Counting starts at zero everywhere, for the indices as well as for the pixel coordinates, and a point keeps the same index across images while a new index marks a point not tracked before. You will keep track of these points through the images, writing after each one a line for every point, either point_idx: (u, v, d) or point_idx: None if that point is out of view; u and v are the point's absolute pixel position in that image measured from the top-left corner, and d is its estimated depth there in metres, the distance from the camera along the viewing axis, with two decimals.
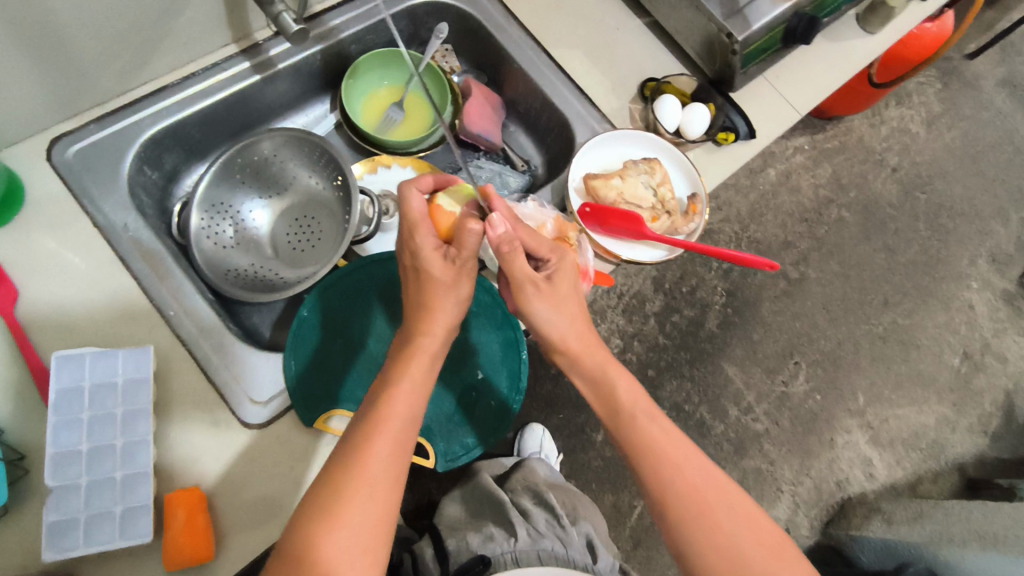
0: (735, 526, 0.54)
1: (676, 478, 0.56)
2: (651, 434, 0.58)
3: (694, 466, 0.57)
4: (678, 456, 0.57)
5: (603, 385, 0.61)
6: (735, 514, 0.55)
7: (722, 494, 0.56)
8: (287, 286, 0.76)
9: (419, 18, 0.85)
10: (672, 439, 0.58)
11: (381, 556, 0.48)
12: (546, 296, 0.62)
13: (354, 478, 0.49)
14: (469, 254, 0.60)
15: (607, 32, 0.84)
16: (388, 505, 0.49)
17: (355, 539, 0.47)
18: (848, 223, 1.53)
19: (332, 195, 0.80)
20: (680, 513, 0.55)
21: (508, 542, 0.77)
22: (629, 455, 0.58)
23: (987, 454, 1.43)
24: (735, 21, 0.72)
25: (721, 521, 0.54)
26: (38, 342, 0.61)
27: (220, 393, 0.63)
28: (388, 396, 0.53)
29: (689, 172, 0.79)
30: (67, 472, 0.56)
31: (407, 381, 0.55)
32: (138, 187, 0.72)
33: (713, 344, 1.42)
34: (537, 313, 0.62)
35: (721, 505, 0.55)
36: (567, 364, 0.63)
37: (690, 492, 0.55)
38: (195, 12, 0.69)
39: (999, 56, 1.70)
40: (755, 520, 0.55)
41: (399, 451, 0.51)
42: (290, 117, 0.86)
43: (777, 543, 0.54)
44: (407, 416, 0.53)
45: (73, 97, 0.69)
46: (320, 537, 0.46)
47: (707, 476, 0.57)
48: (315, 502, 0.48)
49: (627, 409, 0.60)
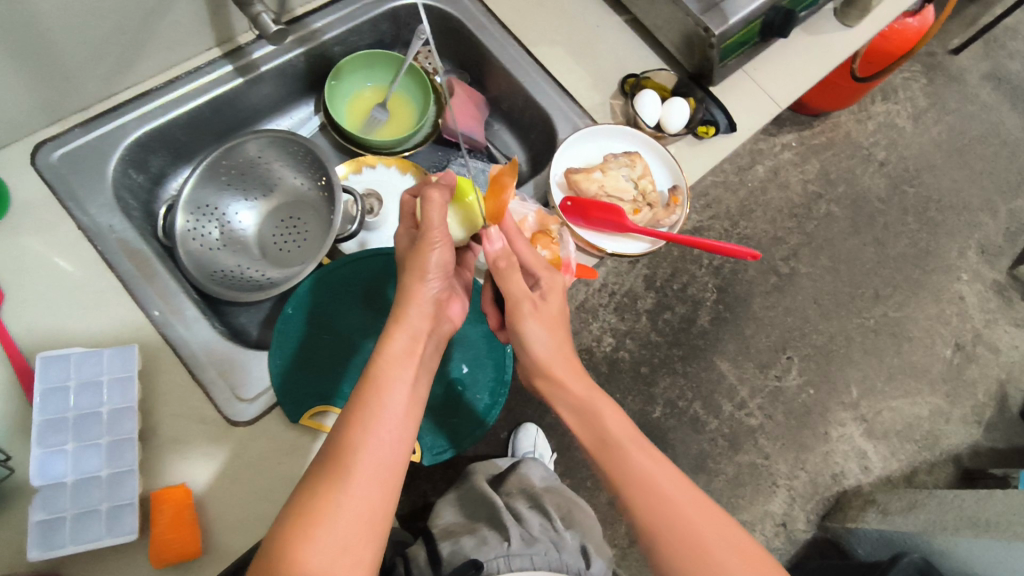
0: (729, 558, 0.53)
1: (667, 515, 0.54)
2: (641, 471, 0.56)
3: (687, 501, 0.55)
4: (672, 495, 0.55)
5: (590, 420, 0.60)
6: (731, 552, 0.53)
7: (716, 527, 0.54)
8: (273, 285, 0.77)
9: (402, 20, 0.86)
10: (663, 473, 0.57)
11: (367, 555, 0.47)
12: (539, 315, 0.63)
13: (336, 476, 0.48)
14: (434, 226, 0.61)
15: (588, 30, 0.85)
16: (373, 502, 0.49)
17: (337, 538, 0.46)
18: (837, 218, 1.54)
19: (317, 195, 0.81)
20: (671, 551, 0.53)
21: (502, 545, 0.75)
22: (616, 491, 0.57)
23: (981, 445, 1.44)
24: (712, 15, 0.73)
25: (716, 555, 0.53)
26: (24, 344, 0.62)
27: (205, 391, 0.64)
28: (368, 390, 0.53)
29: (670, 164, 0.80)
30: (53, 470, 0.56)
31: (382, 374, 0.54)
32: (123, 190, 0.73)
33: (705, 341, 1.42)
34: (530, 331, 0.62)
35: (715, 539, 0.54)
36: (551, 393, 0.63)
37: (684, 529, 0.54)
38: (179, 16, 0.70)
39: (983, 50, 1.72)
40: (749, 553, 0.54)
41: (382, 446, 0.51)
42: (275, 119, 0.87)
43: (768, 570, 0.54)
44: (383, 409, 0.52)
45: (59, 101, 0.69)
46: (301, 536, 0.46)
47: (701, 511, 0.55)
48: (297, 502, 0.48)
49: (617, 443, 0.58)
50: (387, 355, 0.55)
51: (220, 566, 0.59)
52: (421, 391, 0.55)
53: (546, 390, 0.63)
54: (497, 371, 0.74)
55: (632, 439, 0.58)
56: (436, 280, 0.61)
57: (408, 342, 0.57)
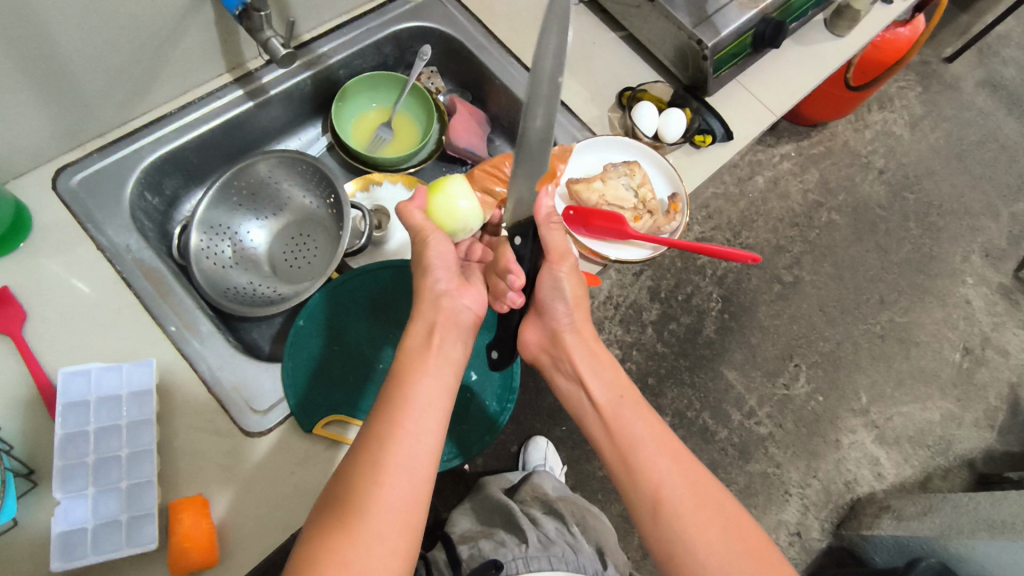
0: (724, 524, 0.53)
1: (663, 470, 0.56)
2: (638, 431, 0.59)
3: (681, 466, 0.56)
4: (670, 451, 0.57)
5: (606, 370, 0.64)
6: (721, 516, 0.53)
7: (712, 493, 0.55)
8: (284, 300, 0.79)
9: (404, 42, 0.89)
10: (658, 436, 0.58)
11: (403, 543, 0.48)
12: (572, 273, 0.66)
13: (367, 470, 0.49)
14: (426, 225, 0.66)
15: (584, 46, 0.87)
16: (407, 491, 0.49)
17: (374, 526, 0.47)
18: (839, 226, 1.55)
19: (325, 212, 0.84)
20: (669, 505, 0.54)
21: (520, 547, 0.75)
22: (617, 453, 0.58)
23: (996, 448, 1.42)
24: (704, 29, 0.75)
25: (708, 515, 0.53)
26: (46, 361, 0.64)
27: (221, 403, 0.65)
28: (392, 387, 0.55)
29: (669, 172, 0.82)
30: (75, 483, 0.58)
31: (409, 369, 0.56)
32: (139, 212, 0.75)
33: (712, 350, 1.43)
34: (563, 279, 0.66)
35: (711, 504, 0.54)
36: (572, 348, 0.65)
37: (681, 486, 0.55)
38: (192, 43, 0.73)
39: (976, 58, 1.75)
40: (739, 522, 0.53)
41: (412, 437, 0.51)
42: (284, 140, 0.90)
43: (762, 545, 0.53)
44: (409, 401, 0.53)
45: (78, 129, 0.72)
46: (340, 528, 0.46)
47: (697, 476, 0.56)
48: (333, 499, 0.49)
49: (627, 396, 0.61)
50: (410, 352, 0.58)
51: (247, 568, 0.60)
52: (448, 383, 0.56)
53: (568, 341, 0.66)
54: (503, 379, 0.76)
55: (639, 401, 0.61)
56: (441, 273, 0.64)
57: (424, 339, 0.59)
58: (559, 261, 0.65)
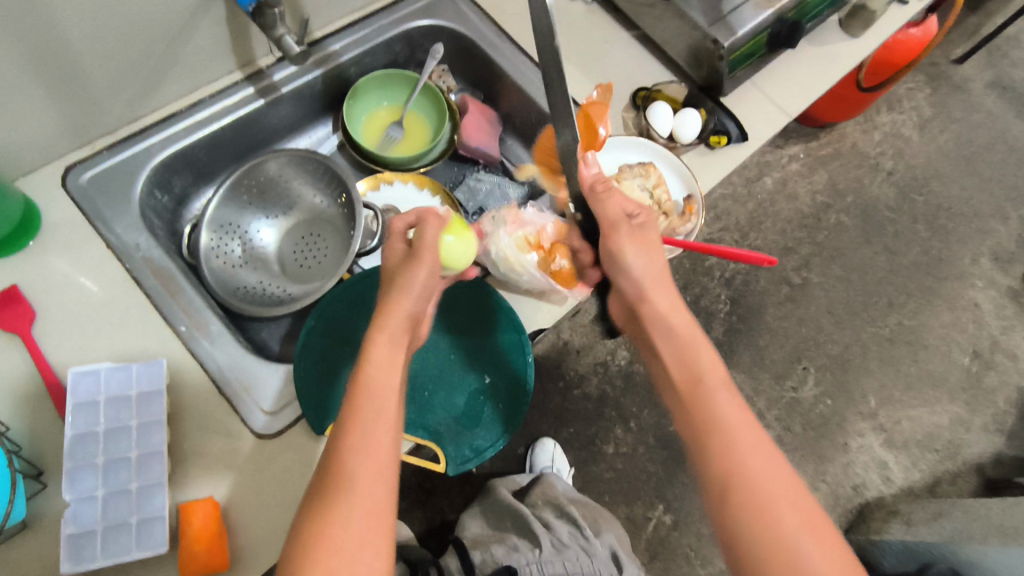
0: (797, 522, 0.48)
1: (740, 457, 0.51)
2: (719, 411, 0.54)
3: (758, 454, 0.51)
4: (747, 438, 0.52)
5: (686, 345, 0.59)
6: (795, 511, 0.49)
7: (789, 486, 0.50)
8: (294, 300, 0.78)
9: (415, 40, 0.88)
10: (740, 419, 0.53)
11: (384, 546, 0.47)
12: (636, 239, 0.64)
13: (343, 482, 0.48)
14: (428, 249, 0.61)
15: (597, 45, 0.86)
16: (382, 499, 0.49)
17: (354, 533, 0.46)
18: (847, 227, 1.54)
19: (336, 211, 0.82)
20: (740, 494, 0.50)
21: (533, 552, 0.76)
22: (694, 429, 0.54)
23: (1004, 453, 1.41)
24: (719, 28, 0.75)
25: (781, 512, 0.49)
26: (54, 360, 0.63)
27: (232, 404, 0.65)
28: (361, 397, 0.53)
29: (682, 172, 0.80)
30: (84, 485, 0.57)
31: (375, 377, 0.54)
32: (149, 210, 0.75)
33: (720, 352, 1.42)
34: (625, 252, 0.63)
35: (786, 499, 0.49)
36: (650, 319, 0.62)
37: (754, 478, 0.50)
38: (202, 41, 0.73)
39: (986, 59, 1.74)
40: (813, 520, 0.49)
41: (381, 448, 0.50)
42: (295, 138, 0.89)
43: (837, 545, 0.48)
44: (378, 411, 0.52)
45: (87, 126, 0.72)
46: (323, 538, 0.46)
47: (774, 467, 0.51)
48: (311, 509, 0.48)
49: (709, 375, 0.56)
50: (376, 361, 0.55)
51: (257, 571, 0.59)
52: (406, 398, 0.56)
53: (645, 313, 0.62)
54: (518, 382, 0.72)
55: (720, 380, 0.56)
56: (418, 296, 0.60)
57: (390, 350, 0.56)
58: (610, 233, 0.64)
